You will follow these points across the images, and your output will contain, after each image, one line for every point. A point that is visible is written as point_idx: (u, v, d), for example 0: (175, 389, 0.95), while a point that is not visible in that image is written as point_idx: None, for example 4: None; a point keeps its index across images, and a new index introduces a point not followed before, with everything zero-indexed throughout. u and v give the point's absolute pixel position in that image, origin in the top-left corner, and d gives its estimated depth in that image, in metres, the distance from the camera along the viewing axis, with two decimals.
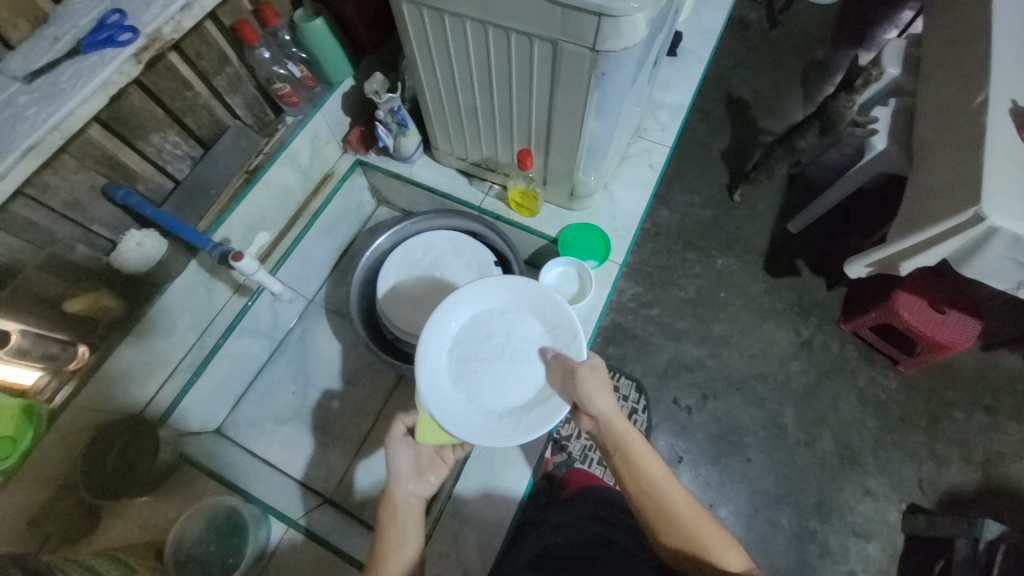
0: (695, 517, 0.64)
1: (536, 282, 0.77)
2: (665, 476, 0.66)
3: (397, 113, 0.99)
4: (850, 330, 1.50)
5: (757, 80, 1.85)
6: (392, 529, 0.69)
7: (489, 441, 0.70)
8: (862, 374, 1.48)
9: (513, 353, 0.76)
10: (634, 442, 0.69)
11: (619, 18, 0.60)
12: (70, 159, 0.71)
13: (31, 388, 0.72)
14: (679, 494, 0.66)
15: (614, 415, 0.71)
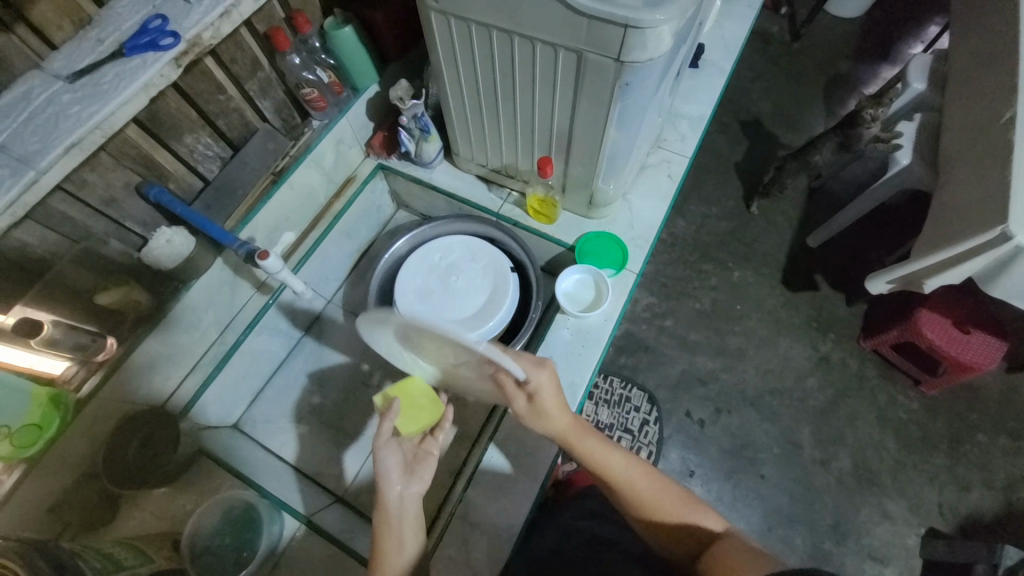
0: (669, 500, 0.73)
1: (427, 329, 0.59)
2: (628, 465, 0.76)
3: (421, 119, 1.01)
4: (870, 347, 1.47)
5: (778, 93, 1.84)
6: (391, 536, 0.70)
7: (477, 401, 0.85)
8: (881, 393, 1.45)
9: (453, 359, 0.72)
10: (594, 441, 0.76)
11: (645, 29, 0.61)
12: (108, 157, 0.73)
13: (59, 376, 0.74)
14: (646, 479, 0.75)
15: (565, 417, 0.76)
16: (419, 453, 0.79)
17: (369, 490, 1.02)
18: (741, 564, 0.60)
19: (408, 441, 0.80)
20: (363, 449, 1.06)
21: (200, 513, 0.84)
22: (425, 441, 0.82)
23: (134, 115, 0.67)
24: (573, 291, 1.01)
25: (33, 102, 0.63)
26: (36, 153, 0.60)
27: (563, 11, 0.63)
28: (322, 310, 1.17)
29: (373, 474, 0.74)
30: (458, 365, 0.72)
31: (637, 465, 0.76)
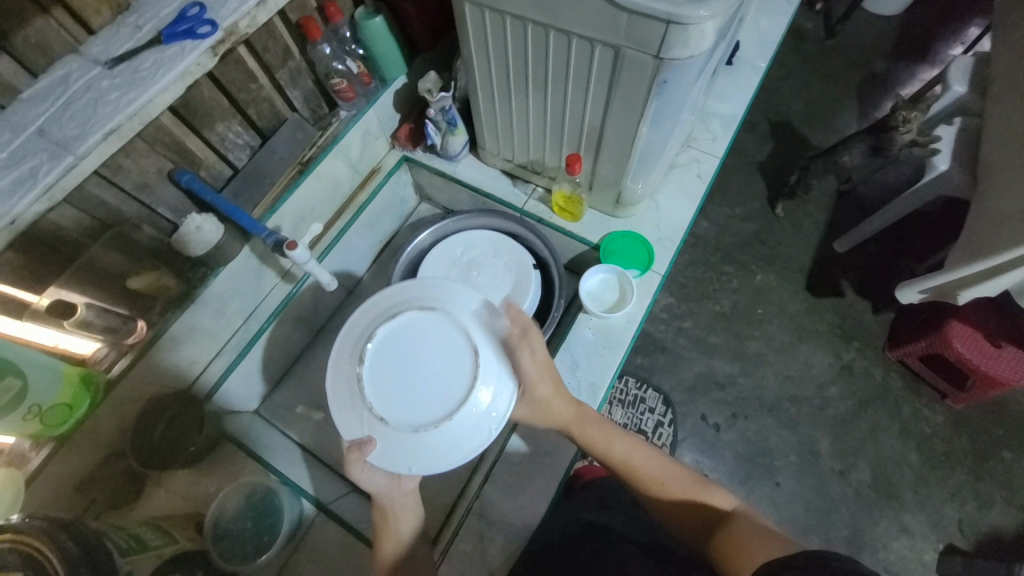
0: (669, 476, 0.73)
1: (455, 437, 0.70)
2: (631, 445, 0.77)
3: (448, 112, 1.00)
4: (896, 357, 1.43)
5: (810, 93, 1.79)
6: (388, 528, 0.74)
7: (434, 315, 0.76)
8: (905, 405, 1.41)
9: (438, 382, 0.73)
10: (597, 425, 0.78)
11: (688, 26, 0.59)
12: (143, 144, 0.75)
13: (91, 357, 0.76)
14: (650, 457, 0.75)
15: (572, 410, 0.78)
16: None
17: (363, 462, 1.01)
18: (751, 545, 0.59)
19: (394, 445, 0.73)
20: None
21: (222, 496, 0.85)
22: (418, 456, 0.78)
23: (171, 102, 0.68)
24: (596, 291, 0.99)
25: (71, 87, 0.63)
26: (75, 138, 0.60)
27: (603, 7, 0.62)
28: (344, 300, 1.18)
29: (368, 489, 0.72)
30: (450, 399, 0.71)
31: (640, 445, 0.77)
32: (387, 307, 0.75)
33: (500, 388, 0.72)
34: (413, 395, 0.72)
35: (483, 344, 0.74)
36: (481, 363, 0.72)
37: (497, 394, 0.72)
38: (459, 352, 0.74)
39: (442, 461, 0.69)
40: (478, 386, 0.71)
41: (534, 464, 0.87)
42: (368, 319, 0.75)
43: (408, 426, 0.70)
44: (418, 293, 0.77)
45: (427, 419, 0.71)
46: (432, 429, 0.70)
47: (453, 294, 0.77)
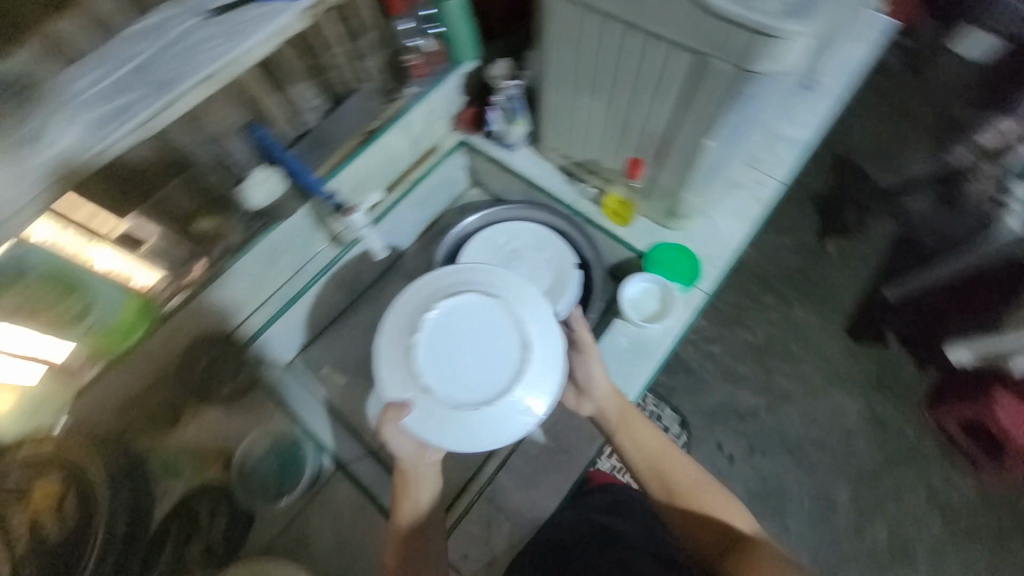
0: (696, 486, 0.72)
1: (492, 424, 0.71)
2: (664, 447, 0.76)
3: (514, 100, 1.04)
4: (934, 419, 1.38)
5: (882, 129, 1.70)
6: (408, 499, 0.76)
7: (495, 303, 0.75)
8: (934, 469, 1.35)
9: (486, 367, 0.73)
10: (637, 419, 0.78)
11: (781, 40, 0.58)
12: (223, 96, 0.77)
13: (151, 289, 0.80)
14: (680, 464, 0.74)
15: (614, 397, 0.79)
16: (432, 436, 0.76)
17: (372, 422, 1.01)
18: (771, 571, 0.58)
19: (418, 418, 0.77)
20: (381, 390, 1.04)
21: (253, 438, 0.93)
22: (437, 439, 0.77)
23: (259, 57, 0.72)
24: (637, 300, 0.98)
25: (170, 30, 0.66)
26: (174, 79, 0.65)
27: (694, 12, 0.61)
28: (385, 271, 1.19)
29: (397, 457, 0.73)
30: (495, 385, 0.72)
31: (670, 450, 0.76)
32: (448, 285, 0.76)
33: (544, 389, 0.72)
34: (459, 374, 0.73)
35: (536, 342, 0.73)
36: (529, 360, 0.72)
37: (541, 394, 0.72)
38: (510, 345, 0.73)
39: (475, 443, 0.70)
40: (522, 382, 0.72)
41: (549, 463, 0.88)
42: (429, 290, 0.74)
43: (449, 402, 0.71)
44: (481, 277, 0.76)
45: (468, 401, 0.71)
46: (470, 411, 0.71)
47: (516, 286, 0.76)
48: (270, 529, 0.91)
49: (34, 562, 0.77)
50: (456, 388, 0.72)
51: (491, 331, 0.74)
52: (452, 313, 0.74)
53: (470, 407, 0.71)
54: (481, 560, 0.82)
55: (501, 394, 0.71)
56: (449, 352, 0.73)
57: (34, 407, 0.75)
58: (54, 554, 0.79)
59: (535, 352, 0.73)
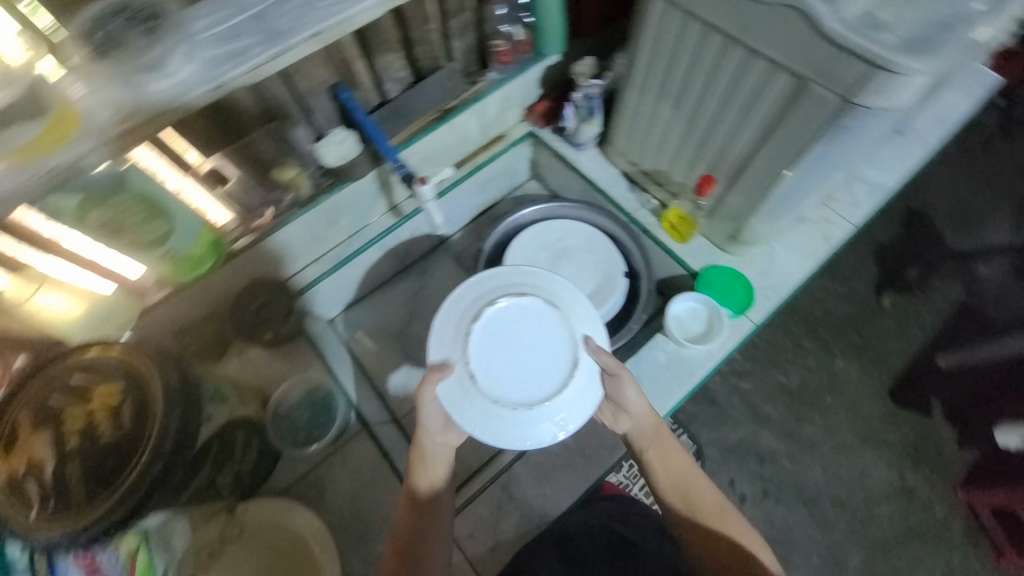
0: (722, 516, 0.71)
1: (521, 427, 0.72)
2: (691, 471, 0.75)
3: (592, 100, 1.03)
4: (965, 501, 1.30)
5: (962, 190, 1.61)
6: (419, 466, 0.77)
7: (555, 314, 0.77)
8: (959, 553, 1.27)
9: (531, 371, 0.74)
10: (669, 440, 0.76)
11: (895, 75, 0.56)
12: (321, 55, 0.80)
13: (221, 226, 0.85)
14: (706, 490, 0.74)
15: (653, 416, 0.77)
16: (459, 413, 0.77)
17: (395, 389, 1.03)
18: None
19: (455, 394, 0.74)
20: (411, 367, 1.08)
21: (288, 385, 0.94)
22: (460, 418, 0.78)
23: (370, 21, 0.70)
24: (683, 317, 0.96)
25: None
26: (287, 31, 0.63)
27: (809, 34, 0.60)
28: (433, 248, 1.21)
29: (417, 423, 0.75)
30: (536, 392, 0.73)
31: (697, 475, 0.75)
32: (514, 284, 0.78)
33: (580, 409, 0.73)
34: (504, 370, 0.74)
35: (584, 362, 0.75)
36: (574, 377, 0.74)
37: (575, 414, 0.73)
38: (559, 358, 0.75)
39: (502, 439, 0.72)
40: (561, 398, 0.73)
41: (566, 463, 0.88)
42: (495, 284, 0.76)
43: (489, 393, 0.72)
44: (547, 284, 0.78)
45: (506, 398, 0.72)
46: (505, 409, 0.72)
47: (576, 303, 0.78)
48: (293, 473, 0.90)
49: (81, 462, 0.73)
50: (498, 383, 0.73)
51: (546, 339, 0.76)
52: (513, 311, 0.76)
53: (506, 404, 0.72)
54: (485, 544, 0.82)
55: (538, 402, 0.73)
56: (502, 346, 0.75)
57: (98, 320, 0.79)
58: (99, 459, 0.74)
59: (580, 372, 0.75)
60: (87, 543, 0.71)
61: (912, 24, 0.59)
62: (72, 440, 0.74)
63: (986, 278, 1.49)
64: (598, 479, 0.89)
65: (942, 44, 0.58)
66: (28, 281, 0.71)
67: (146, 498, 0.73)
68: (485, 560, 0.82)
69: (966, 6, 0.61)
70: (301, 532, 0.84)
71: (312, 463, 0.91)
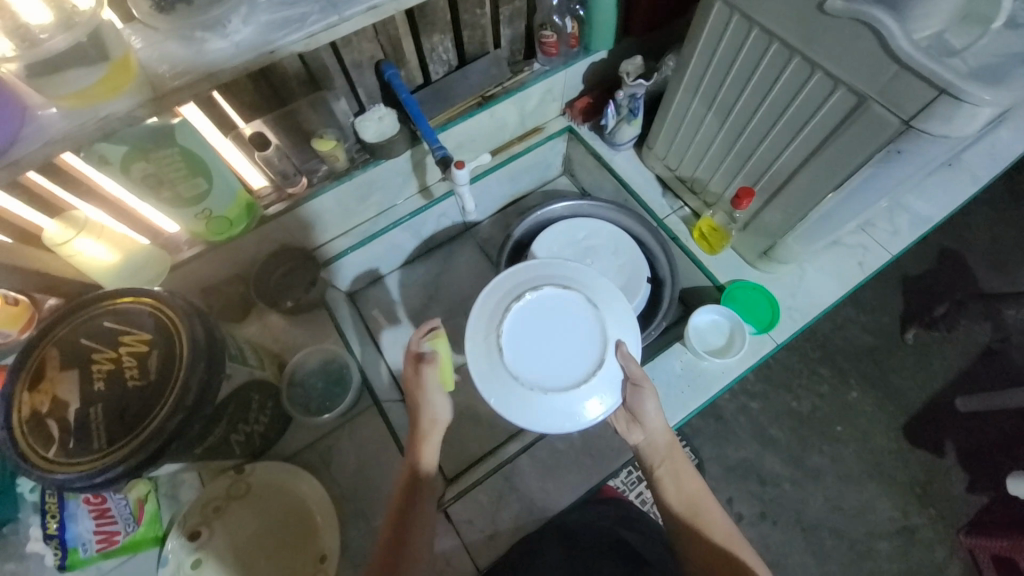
0: (726, 537, 0.68)
1: (537, 411, 0.73)
2: (702, 494, 0.71)
3: (636, 100, 1.00)
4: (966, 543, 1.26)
5: (1002, 231, 1.56)
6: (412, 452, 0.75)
7: (590, 310, 0.78)
8: None
9: (559, 359, 0.76)
10: (682, 459, 0.74)
11: (963, 104, 0.53)
12: (372, 29, 0.81)
13: (257, 190, 0.87)
14: (716, 516, 0.70)
15: (668, 432, 0.75)
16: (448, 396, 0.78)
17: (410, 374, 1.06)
18: None
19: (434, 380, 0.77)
20: None
21: (305, 353, 0.95)
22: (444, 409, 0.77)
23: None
24: (704, 329, 0.95)
25: None
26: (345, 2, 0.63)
27: (874, 51, 0.58)
28: (457, 234, 1.22)
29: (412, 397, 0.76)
30: (559, 380, 0.74)
31: (708, 498, 0.71)
32: (556, 275, 0.80)
33: (595, 409, 0.73)
34: (533, 352, 0.76)
35: (609, 363, 0.75)
36: (596, 377, 0.74)
37: (591, 411, 0.73)
38: (586, 355, 0.76)
39: (517, 418, 0.73)
40: (580, 394, 0.74)
41: (569, 461, 0.88)
42: (539, 271, 0.79)
43: (514, 370, 0.74)
44: (586, 281, 0.80)
45: (530, 379, 0.74)
46: (525, 389, 0.73)
47: (614, 307, 0.79)
48: (301, 440, 0.90)
49: (105, 403, 0.60)
50: (524, 363, 0.75)
51: (578, 332, 0.77)
52: (552, 298, 0.78)
53: (527, 385, 0.73)
54: (483, 531, 0.82)
55: (559, 391, 0.73)
56: (537, 330, 0.77)
57: (133, 270, 0.78)
58: (120, 404, 0.60)
59: (603, 373, 0.75)
60: (95, 487, 0.58)
61: (984, 52, 0.57)
62: (98, 382, 0.62)
63: (1017, 321, 1.44)
64: (602, 482, 0.88)
65: (1016, 73, 0.55)
66: (70, 226, 0.71)
67: (158, 458, 0.59)
68: (482, 549, 0.81)
69: None
70: (306, 500, 0.84)
71: (324, 431, 0.91)
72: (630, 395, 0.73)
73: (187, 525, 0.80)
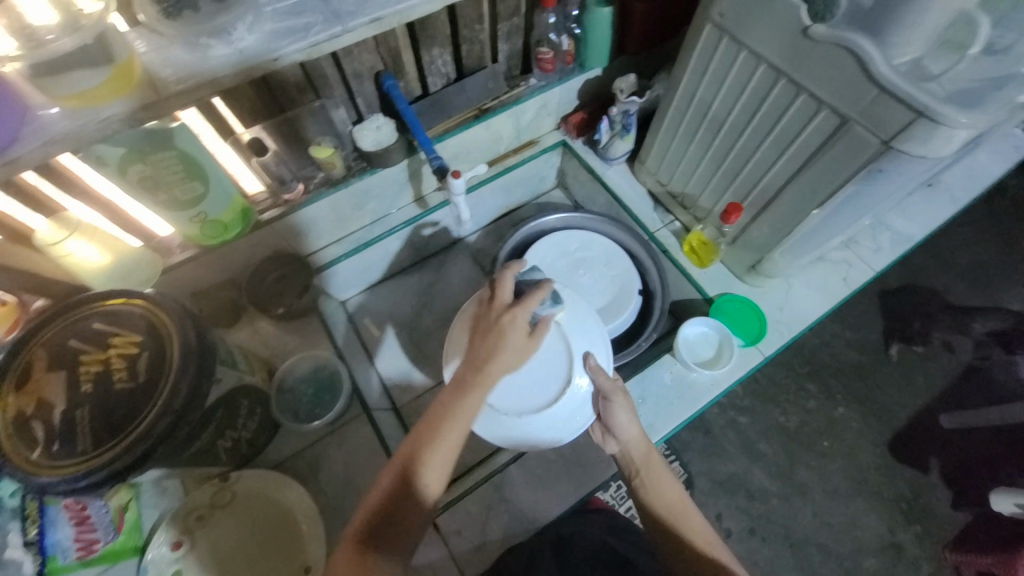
0: (708, 542, 0.66)
1: (513, 431, 0.76)
2: (682, 502, 0.70)
3: (628, 117, 1.02)
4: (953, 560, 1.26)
5: (982, 251, 1.60)
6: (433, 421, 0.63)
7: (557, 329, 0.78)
8: None
9: (530, 379, 0.77)
10: (658, 467, 0.73)
11: (940, 126, 0.56)
12: (372, 42, 0.83)
13: (252, 196, 0.88)
14: (697, 523, 0.68)
15: (643, 442, 0.74)
16: (521, 341, 0.67)
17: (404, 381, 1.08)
18: None
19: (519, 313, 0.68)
20: (416, 362, 1.11)
21: (296, 359, 0.95)
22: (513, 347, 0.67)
23: (430, 12, 0.69)
24: (692, 341, 0.96)
25: None
26: (349, 14, 0.64)
27: (856, 74, 0.61)
28: (452, 244, 1.23)
29: (488, 337, 0.67)
30: (533, 399, 0.77)
31: (689, 504, 0.71)
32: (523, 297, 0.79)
33: (581, 413, 0.77)
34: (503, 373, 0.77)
35: (578, 381, 0.77)
36: (575, 384, 0.77)
37: (564, 426, 0.77)
38: (560, 366, 0.78)
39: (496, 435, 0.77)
40: (551, 414, 0.76)
41: (559, 472, 0.88)
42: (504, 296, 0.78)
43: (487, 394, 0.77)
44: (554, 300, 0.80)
45: (505, 399, 0.77)
46: (500, 411, 0.76)
47: (583, 314, 0.80)
48: (290, 447, 0.89)
49: (91, 406, 0.59)
50: (497, 385, 0.77)
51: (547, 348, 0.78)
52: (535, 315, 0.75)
53: (501, 406, 0.76)
54: (472, 542, 0.82)
55: (532, 411, 0.76)
56: None
57: (121, 273, 0.78)
58: (108, 406, 0.59)
59: (574, 392, 0.77)
60: (79, 491, 0.57)
61: (961, 78, 0.60)
62: (85, 385, 0.61)
63: (997, 339, 1.48)
64: (591, 493, 0.88)
65: (990, 100, 0.58)
66: (62, 227, 0.71)
67: (145, 463, 0.58)
68: (470, 560, 0.81)
69: (1018, 65, 0.61)
70: (292, 509, 0.83)
71: (313, 439, 0.90)
72: (613, 406, 0.75)
73: (169, 533, 0.78)
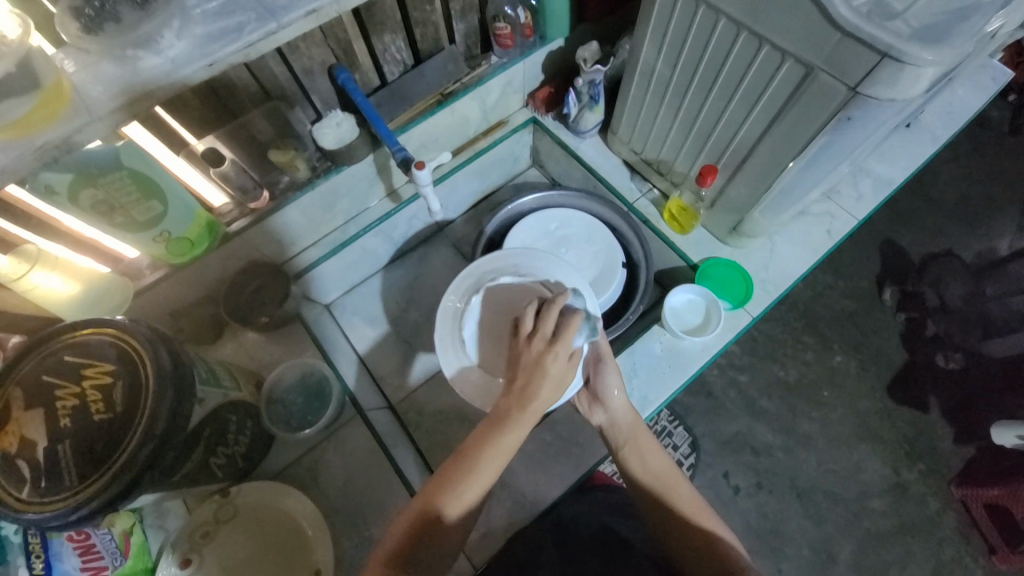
0: (694, 509, 0.68)
1: None
2: (671, 471, 0.71)
3: (595, 87, 0.99)
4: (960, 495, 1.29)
5: (969, 187, 1.59)
6: (476, 452, 0.63)
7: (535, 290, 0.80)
8: (948, 548, 1.28)
9: None
10: (647, 439, 0.73)
11: (906, 65, 0.54)
12: (319, 34, 0.79)
13: (216, 209, 0.85)
14: (683, 491, 0.70)
15: (630, 411, 0.74)
16: (561, 375, 0.64)
17: (400, 377, 1.09)
18: None
19: (563, 352, 0.64)
20: (410, 356, 1.11)
21: (284, 367, 0.94)
22: (554, 382, 0.64)
23: None
24: (680, 309, 0.95)
25: None
26: (283, 7, 0.61)
27: (816, 18, 0.58)
28: (431, 234, 1.21)
29: (533, 373, 0.64)
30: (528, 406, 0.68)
31: (677, 473, 0.71)
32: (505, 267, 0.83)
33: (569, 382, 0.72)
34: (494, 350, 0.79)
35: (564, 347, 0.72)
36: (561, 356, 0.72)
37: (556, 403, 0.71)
38: None
39: None
40: None
41: (557, 453, 0.89)
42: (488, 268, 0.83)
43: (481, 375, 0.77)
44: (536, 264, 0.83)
45: None
46: None
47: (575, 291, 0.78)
48: (286, 456, 0.89)
49: (74, 440, 0.58)
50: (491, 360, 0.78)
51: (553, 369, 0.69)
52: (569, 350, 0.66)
53: None
54: (477, 530, 0.83)
55: None
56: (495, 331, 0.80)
57: (92, 300, 0.76)
58: (89, 439, 0.58)
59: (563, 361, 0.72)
60: (71, 525, 0.57)
61: (924, 12, 0.58)
62: (64, 419, 0.60)
63: (988, 274, 1.47)
64: (590, 470, 0.89)
65: (955, 33, 0.56)
66: (22, 260, 0.69)
67: (134, 490, 0.58)
68: (476, 546, 0.82)
69: None
70: (295, 517, 0.83)
71: (308, 446, 0.90)
72: (602, 376, 0.73)
73: (175, 554, 0.78)
